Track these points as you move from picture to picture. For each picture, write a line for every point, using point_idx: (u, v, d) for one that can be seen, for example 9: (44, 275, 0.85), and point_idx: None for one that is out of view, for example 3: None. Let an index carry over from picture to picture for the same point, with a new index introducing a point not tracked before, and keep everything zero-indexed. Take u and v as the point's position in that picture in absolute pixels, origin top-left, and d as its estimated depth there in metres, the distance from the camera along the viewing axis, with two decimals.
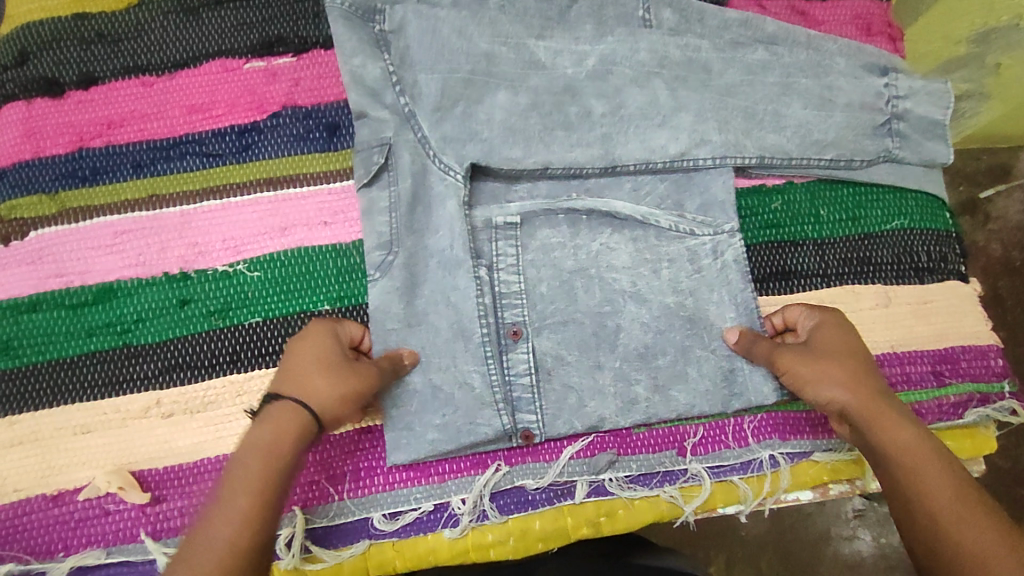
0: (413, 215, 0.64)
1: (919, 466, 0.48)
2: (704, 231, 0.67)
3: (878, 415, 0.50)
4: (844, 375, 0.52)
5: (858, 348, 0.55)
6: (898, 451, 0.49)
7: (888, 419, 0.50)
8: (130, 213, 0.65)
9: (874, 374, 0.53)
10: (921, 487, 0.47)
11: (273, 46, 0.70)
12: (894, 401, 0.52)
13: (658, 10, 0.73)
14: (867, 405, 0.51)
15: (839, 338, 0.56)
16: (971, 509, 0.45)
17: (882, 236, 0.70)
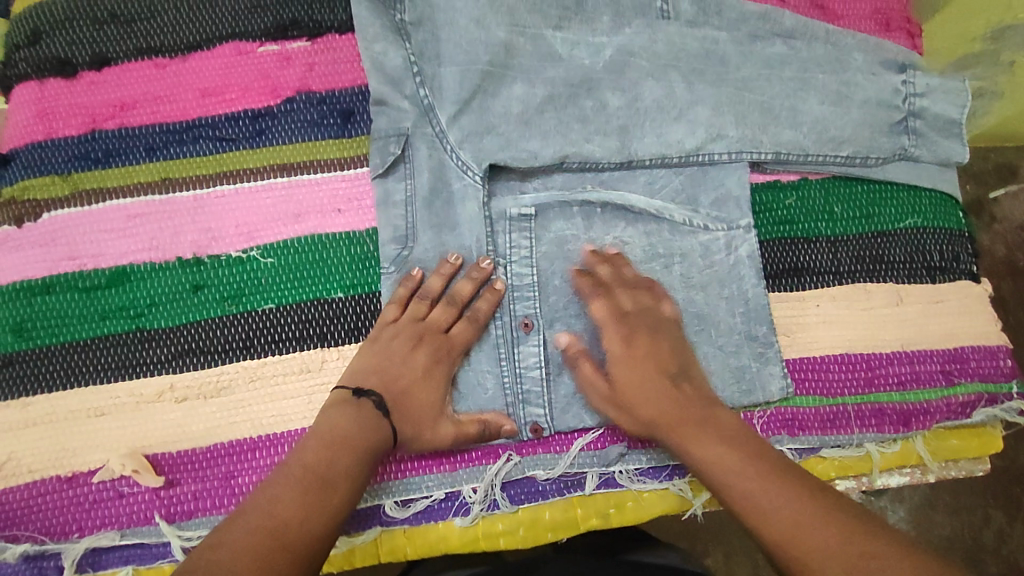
0: (430, 209, 0.66)
1: (719, 467, 0.53)
2: (718, 227, 0.67)
3: (683, 430, 0.56)
4: (649, 405, 0.58)
5: (647, 369, 0.59)
6: (704, 460, 0.54)
7: (689, 433, 0.55)
8: (144, 196, 0.65)
9: (652, 385, 0.58)
10: (726, 485, 0.52)
11: (287, 29, 0.70)
12: (699, 410, 0.57)
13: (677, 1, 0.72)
14: (676, 423, 0.56)
15: (632, 368, 0.59)
16: (764, 492, 0.50)
17: (895, 234, 0.70)
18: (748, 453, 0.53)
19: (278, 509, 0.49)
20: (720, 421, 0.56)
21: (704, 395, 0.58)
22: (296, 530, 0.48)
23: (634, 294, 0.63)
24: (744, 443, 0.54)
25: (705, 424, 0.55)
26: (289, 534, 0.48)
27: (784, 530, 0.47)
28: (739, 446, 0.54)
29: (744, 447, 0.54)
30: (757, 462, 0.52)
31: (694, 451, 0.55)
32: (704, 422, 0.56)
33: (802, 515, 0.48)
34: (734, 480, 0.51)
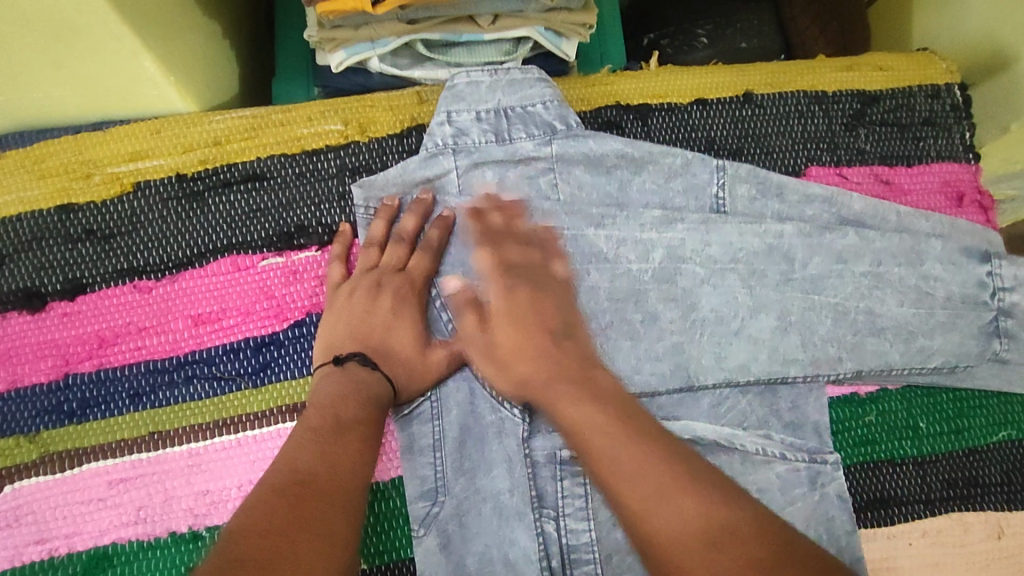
0: (463, 451, 0.56)
1: (592, 433, 0.46)
2: (796, 456, 0.59)
3: (560, 393, 0.50)
4: (522, 367, 0.53)
5: (536, 324, 0.54)
6: (571, 423, 0.48)
7: (565, 398, 0.49)
8: (128, 455, 0.55)
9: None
10: (603, 462, 0.44)
11: (293, 237, 0.60)
12: (607, 387, 0.50)
13: (733, 187, 0.64)
14: (544, 387, 0.51)
15: (509, 325, 0.55)
16: (636, 469, 0.43)
17: (988, 451, 0.63)
18: (614, 416, 0.47)
19: (304, 463, 0.45)
20: (643, 423, 0.47)
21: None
22: (326, 479, 0.44)
23: (759, 245, 0.62)
24: (659, 439, 0.45)
25: (588, 388, 0.49)
26: (323, 486, 0.43)
27: (693, 518, 0.40)
28: (622, 417, 0.47)
29: (609, 410, 0.47)
30: (654, 450, 0.44)
31: (568, 415, 0.48)
32: (617, 396, 0.49)
33: (692, 509, 0.40)
34: (652, 514, 0.41)
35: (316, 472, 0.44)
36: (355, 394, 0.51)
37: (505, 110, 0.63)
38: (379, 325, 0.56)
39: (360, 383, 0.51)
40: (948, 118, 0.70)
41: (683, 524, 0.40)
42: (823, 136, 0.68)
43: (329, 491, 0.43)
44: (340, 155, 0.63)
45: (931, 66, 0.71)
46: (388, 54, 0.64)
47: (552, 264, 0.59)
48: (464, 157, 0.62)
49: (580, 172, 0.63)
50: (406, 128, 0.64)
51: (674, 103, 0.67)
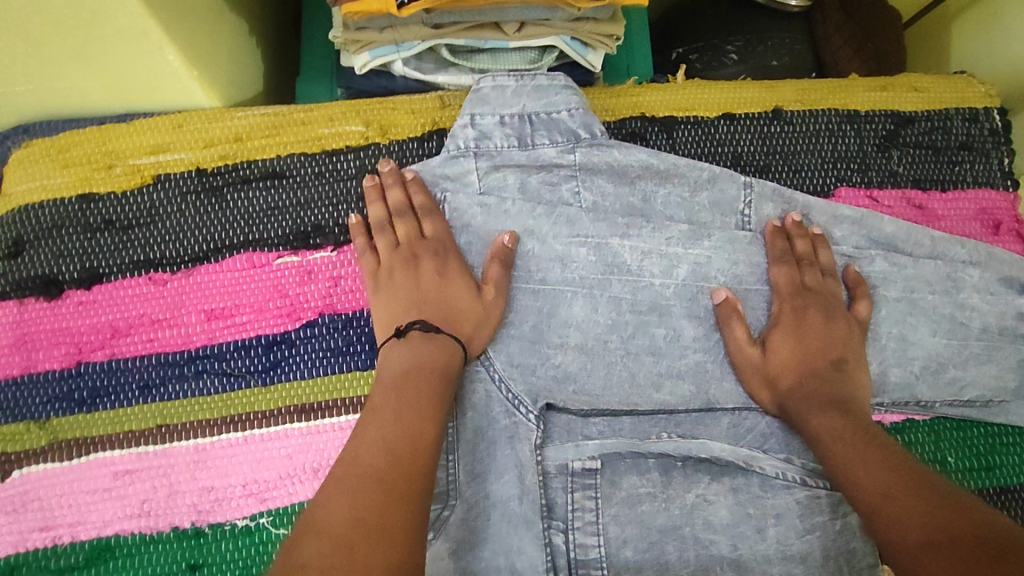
0: (475, 455, 0.54)
1: (837, 443, 0.50)
2: (818, 481, 0.56)
3: (809, 406, 0.54)
4: (786, 377, 0.56)
5: (816, 349, 0.57)
6: (823, 432, 0.52)
7: (812, 409, 0.54)
8: (135, 447, 0.55)
9: (806, 357, 0.56)
10: (847, 461, 0.48)
11: (309, 236, 0.60)
12: (806, 391, 0.55)
13: (759, 205, 0.62)
14: (799, 398, 0.55)
15: (800, 338, 0.57)
16: (879, 463, 0.47)
17: (1020, 491, 0.60)
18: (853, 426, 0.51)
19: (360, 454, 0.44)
20: (860, 419, 0.52)
21: (863, 390, 0.56)
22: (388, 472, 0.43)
23: (790, 264, 0.60)
24: (875, 436, 0.49)
25: (823, 397, 0.54)
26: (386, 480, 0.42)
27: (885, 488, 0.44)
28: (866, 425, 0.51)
29: (867, 422, 0.52)
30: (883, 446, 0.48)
31: (813, 425, 0.53)
32: (844, 403, 0.53)
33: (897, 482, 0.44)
34: (888, 509, 0.43)
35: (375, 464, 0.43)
36: (418, 357, 0.51)
37: (530, 115, 0.62)
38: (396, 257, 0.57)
39: (422, 345, 0.52)
40: (986, 143, 0.68)
41: (906, 534, 0.41)
42: (854, 155, 0.66)
43: (391, 480, 0.42)
44: (360, 156, 0.62)
45: (970, 89, 0.69)
46: (413, 58, 0.64)
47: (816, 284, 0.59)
48: (486, 160, 0.61)
49: (605, 181, 0.62)
50: (427, 132, 0.63)
51: (702, 117, 0.66)
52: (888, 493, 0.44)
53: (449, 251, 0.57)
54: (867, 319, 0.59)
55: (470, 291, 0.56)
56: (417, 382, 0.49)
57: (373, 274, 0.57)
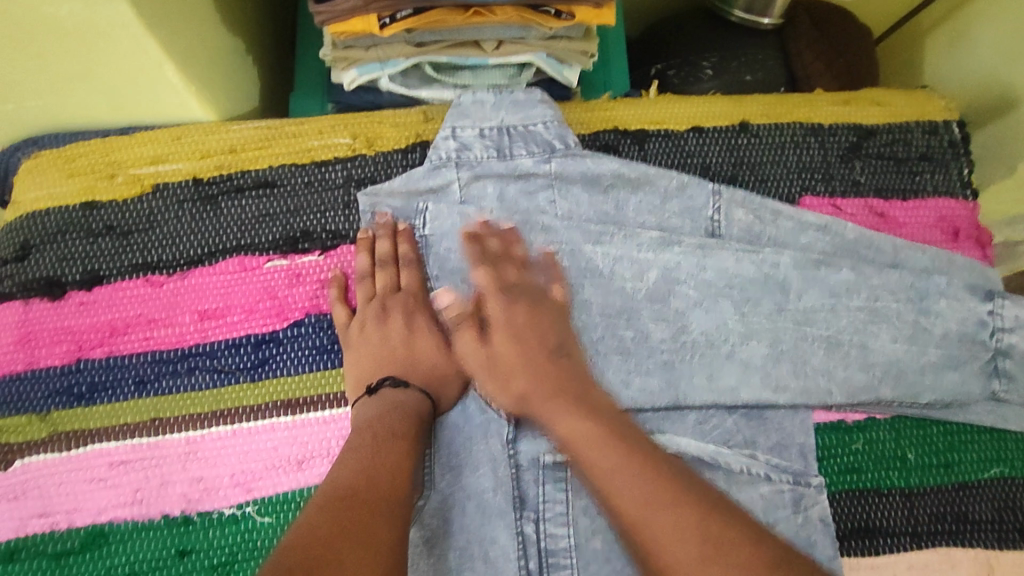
0: (450, 448, 0.58)
1: (585, 448, 0.54)
2: (782, 477, 0.58)
3: (552, 403, 0.56)
4: (554, 401, 0.56)
5: (559, 369, 0.58)
6: (570, 434, 0.55)
7: (559, 408, 0.56)
8: (130, 439, 0.58)
9: (557, 377, 0.58)
10: (603, 472, 0.53)
11: (298, 241, 0.63)
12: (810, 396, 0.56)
13: (729, 210, 0.66)
14: (577, 425, 0.55)
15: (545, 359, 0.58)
16: (632, 479, 0.52)
17: (980, 487, 0.60)
18: (605, 433, 0.54)
19: (343, 481, 0.47)
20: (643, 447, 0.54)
21: (611, 424, 0.55)
22: (368, 492, 0.47)
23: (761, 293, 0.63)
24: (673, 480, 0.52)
25: (583, 400, 0.57)
26: (367, 497, 0.46)
27: (645, 501, 0.51)
28: (614, 436, 0.54)
29: (605, 427, 0.55)
30: (638, 460, 0.53)
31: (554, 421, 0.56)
32: (632, 435, 0.55)
33: (653, 496, 0.51)
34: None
35: (356, 488, 0.47)
36: (393, 411, 0.54)
37: (508, 128, 0.66)
38: (370, 320, 0.60)
39: (400, 400, 0.55)
40: (945, 154, 0.70)
41: None
42: (818, 166, 0.69)
43: (370, 503, 0.46)
44: (347, 167, 0.66)
45: (930, 103, 0.72)
46: (399, 74, 0.68)
47: (590, 301, 0.63)
48: (467, 169, 0.65)
49: (579, 189, 0.66)
50: (411, 143, 0.67)
51: (672, 130, 0.69)
52: (646, 504, 0.51)
53: (417, 306, 0.62)
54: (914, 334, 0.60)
55: (434, 343, 0.61)
56: (394, 426, 0.53)
57: (347, 326, 0.60)
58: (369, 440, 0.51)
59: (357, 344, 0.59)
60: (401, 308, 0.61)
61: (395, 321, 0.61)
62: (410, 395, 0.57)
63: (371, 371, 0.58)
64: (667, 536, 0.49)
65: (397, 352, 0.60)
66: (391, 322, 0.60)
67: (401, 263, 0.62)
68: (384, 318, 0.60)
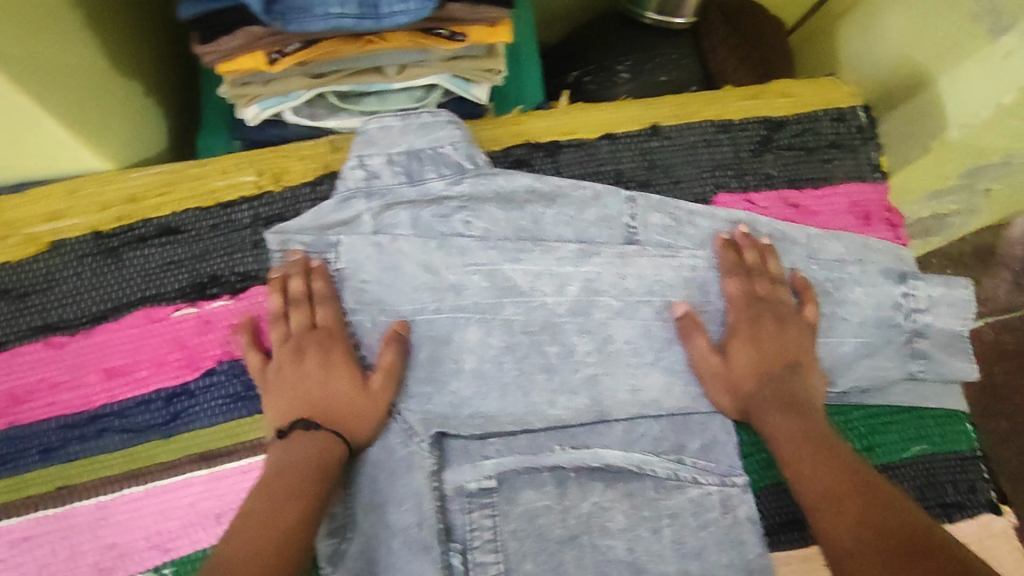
0: (374, 486, 0.56)
1: (792, 441, 0.55)
2: (709, 480, 0.58)
3: (768, 408, 0.58)
4: (744, 376, 0.60)
5: (772, 352, 0.60)
6: (775, 432, 0.56)
7: (771, 411, 0.58)
8: (36, 511, 0.55)
9: (762, 361, 0.60)
10: (796, 466, 0.53)
11: (206, 286, 0.62)
12: (786, 381, 0.59)
13: (644, 215, 0.65)
14: (773, 402, 0.58)
15: (749, 351, 0.60)
16: (829, 468, 0.52)
17: (902, 467, 0.62)
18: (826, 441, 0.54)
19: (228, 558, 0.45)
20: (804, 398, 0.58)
21: (802, 385, 0.59)
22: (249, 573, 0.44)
23: (742, 275, 0.63)
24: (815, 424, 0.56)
25: (789, 403, 0.58)
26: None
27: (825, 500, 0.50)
28: (810, 425, 0.56)
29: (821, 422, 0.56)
30: (829, 453, 0.53)
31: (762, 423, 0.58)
32: (799, 406, 0.58)
33: (836, 489, 0.50)
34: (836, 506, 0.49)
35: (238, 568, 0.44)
36: (294, 468, 0.52)
37: (417, 151, 0.64)
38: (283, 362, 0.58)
39: (305, 455, 0.53)
40: (854, 140, 0.71)
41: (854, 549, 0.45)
42: (730, 163, 0.69)
43: None
44: (254, 206, 0.65)
45: (836, 90, 0.72)
46: (307, 108, 0.67)
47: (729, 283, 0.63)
48: (378, 199, 0.63)
49: (493, 208, 0.65)
50: (319, 176, 0.65)
51: (584, 140, 0.68)
52: (833, 494, 0.50)
53: (334, 341, 0.59)
54: (815, 321, 0.62)
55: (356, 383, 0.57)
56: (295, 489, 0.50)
57: (262, 371, 0.58)
58: (267, 505, 0.49)
59: (276, 389, 0.57)
60: (316, 345, 0.58)
61: (310, 362, 0.57)
62: (324, 438, 0.54)
63: (288, 415, 0.56)
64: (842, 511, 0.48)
65: (313, 393, 0.56)
66: (307, 362, 0.57)
67: (314, 299, 0.60)
68: (299, 359, 0.57)
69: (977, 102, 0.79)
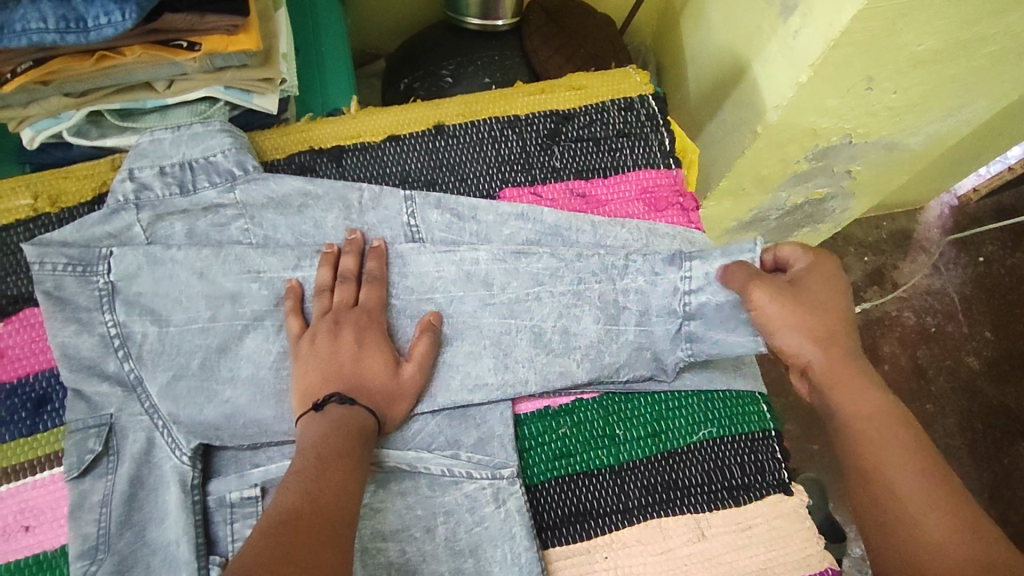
0: (134, 504, 0.56)
1: (873, 429, 0.52)
2: (482, 473, 0.58)
3: (848, 379, 0.53)
4: (819, 322, 0.54)
5: (844, 302, 0.56)
6: (853, 413, 0.53)
7: (854, 383, 0.53)
8: None
9: (833, 315, 0.55)
10: (881, 461, 0.51)
11: None
12: (859, 350, 0.55)
13: (424, 213, 0.65)
14: (840, 363, 0.54)
15: (826, 300, 0.55)
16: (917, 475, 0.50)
17: (688, 452, 0.62)
18: (904, 443, 0.52)
19: None
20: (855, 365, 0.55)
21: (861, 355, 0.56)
22: None
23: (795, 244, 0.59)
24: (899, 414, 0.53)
25: (866, 379, 0.54)
26: None
27: (921, 521, 0.48)
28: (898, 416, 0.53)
29: (895, 406, 0.53)
30: (916, 452, 0.51)
31: (837, 398, 0.54)
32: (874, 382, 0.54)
33: (940, 497, 0.49)
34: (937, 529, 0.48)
35: None
36: None
37: (190, 162, 0.64)
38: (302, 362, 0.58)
39: None
40: (644, 128, 0.70)
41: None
42: (517, 158, 0.69)
43: None
44: (30, 228, 0.64)
45: (626, 80, 0.72)
46: (93, 126, 0.66)
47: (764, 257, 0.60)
48: (147, 210, 0.63)
49: (272, 215, 0.64)
50: (95, 196, 0.65)
51: (368, 143, 0.68)
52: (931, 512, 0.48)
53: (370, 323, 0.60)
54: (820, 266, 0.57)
55: (383, 367, 0.58)
56: None
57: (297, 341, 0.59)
58: None
59: None
60: (354, 323, 0.60)
61: (346, 337, 0.58)
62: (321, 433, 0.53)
63: None
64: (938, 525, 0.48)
65: (345, 368, 0.57)
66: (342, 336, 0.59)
67: (81, 320, 0.59)
68: (335, 333, 0.59)
69: (782, 82, 0.78)
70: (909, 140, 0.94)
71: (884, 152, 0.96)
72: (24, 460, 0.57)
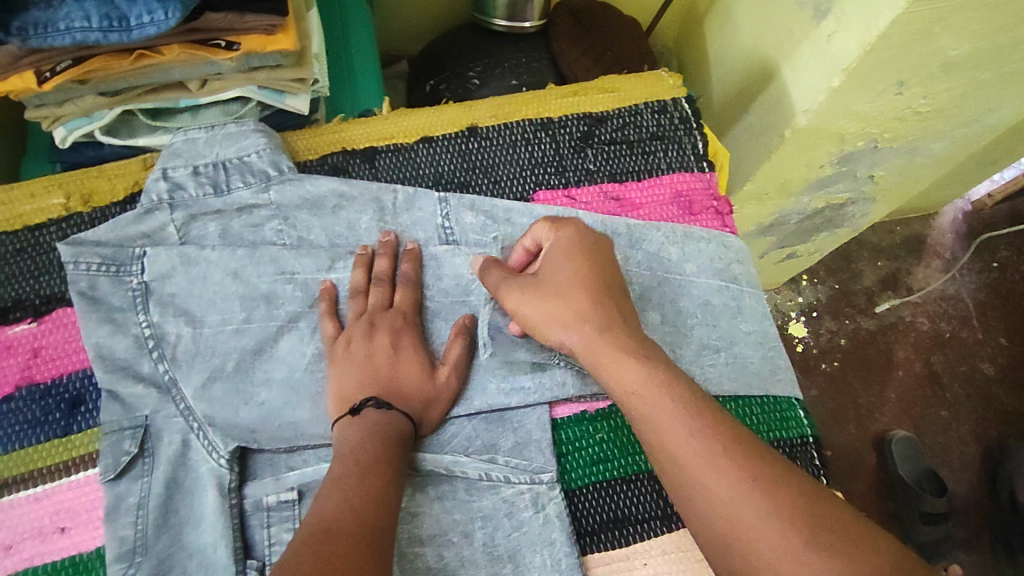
0: (170, 506, 0.55)
1: (646, 406, 0.47)
2: (520, 478, 0.58)
3: (607, 358, 0.50)
4: (569, 289, 0.53)
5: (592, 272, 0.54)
6: (620, 386, 0.49)
7: (611, 363, 0.50)
8: None
9: (585, 282, 0.53)
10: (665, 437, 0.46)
11: (8, 312, 0.61)
12: (615, 317, 0.52)
13: (459, 215, 0.65)
14: (612, 325, 0.51)
15: (569, 275, 0.54)
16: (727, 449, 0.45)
17: None
18: (699, 413, 0.47)
19: None
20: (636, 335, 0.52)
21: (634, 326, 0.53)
22: None
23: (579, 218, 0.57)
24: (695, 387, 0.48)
25: (632, 351, 0.50)
26: None
27: (737, 493, 0.43)
28: (680, 385, 0.48)
29: (677, 381, 0.49)
30: (689, 425, 0.46)
31: (603, 378, 0.50)
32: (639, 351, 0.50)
33: (710, 467, 0.44)
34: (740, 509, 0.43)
35: None
36: None
37: (224, 163, 0.63)
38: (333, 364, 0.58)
39: None
40: (677, 131, 0.70)
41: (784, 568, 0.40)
42: (550, 160, 0.69)
43: None
44: (63, 229, 0.64)
45: (660, 83, 0.72)
46: (125, 126, 0.66)
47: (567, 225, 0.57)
48: (182, 211, 0.62)
49: (307, 216, 0.64)
50: (130, 197, 0.65)
51: (401, 144, 0.68)
52: (747, 487, 0.43)
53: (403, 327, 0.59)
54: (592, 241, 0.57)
55: (419, 370, 0.58)
56: None
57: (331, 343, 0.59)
58: None
59: None
60: (389, 324, 0.59)
61: (381, 339, 0.58)
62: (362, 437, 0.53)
63: None
64: (756, 534, 0.42)
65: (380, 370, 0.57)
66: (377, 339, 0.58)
67: (115, 320, 0.58)
68: (370, 335, 0.58)
69: (813, 86, 0.77)
70: (933, 145, 0.94)
71: (907, 157, 0.96)
72: (59, 461, 0.57)
